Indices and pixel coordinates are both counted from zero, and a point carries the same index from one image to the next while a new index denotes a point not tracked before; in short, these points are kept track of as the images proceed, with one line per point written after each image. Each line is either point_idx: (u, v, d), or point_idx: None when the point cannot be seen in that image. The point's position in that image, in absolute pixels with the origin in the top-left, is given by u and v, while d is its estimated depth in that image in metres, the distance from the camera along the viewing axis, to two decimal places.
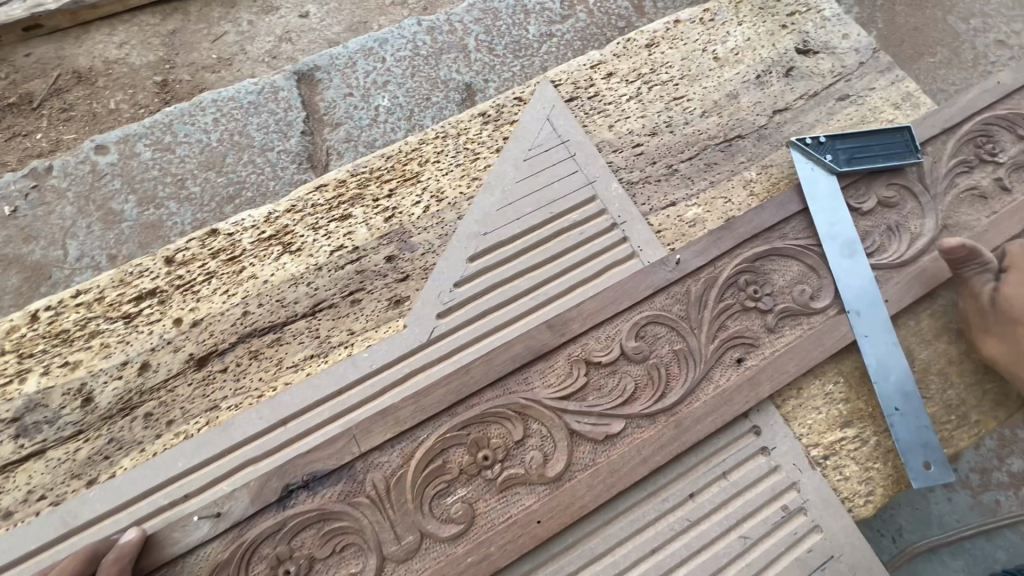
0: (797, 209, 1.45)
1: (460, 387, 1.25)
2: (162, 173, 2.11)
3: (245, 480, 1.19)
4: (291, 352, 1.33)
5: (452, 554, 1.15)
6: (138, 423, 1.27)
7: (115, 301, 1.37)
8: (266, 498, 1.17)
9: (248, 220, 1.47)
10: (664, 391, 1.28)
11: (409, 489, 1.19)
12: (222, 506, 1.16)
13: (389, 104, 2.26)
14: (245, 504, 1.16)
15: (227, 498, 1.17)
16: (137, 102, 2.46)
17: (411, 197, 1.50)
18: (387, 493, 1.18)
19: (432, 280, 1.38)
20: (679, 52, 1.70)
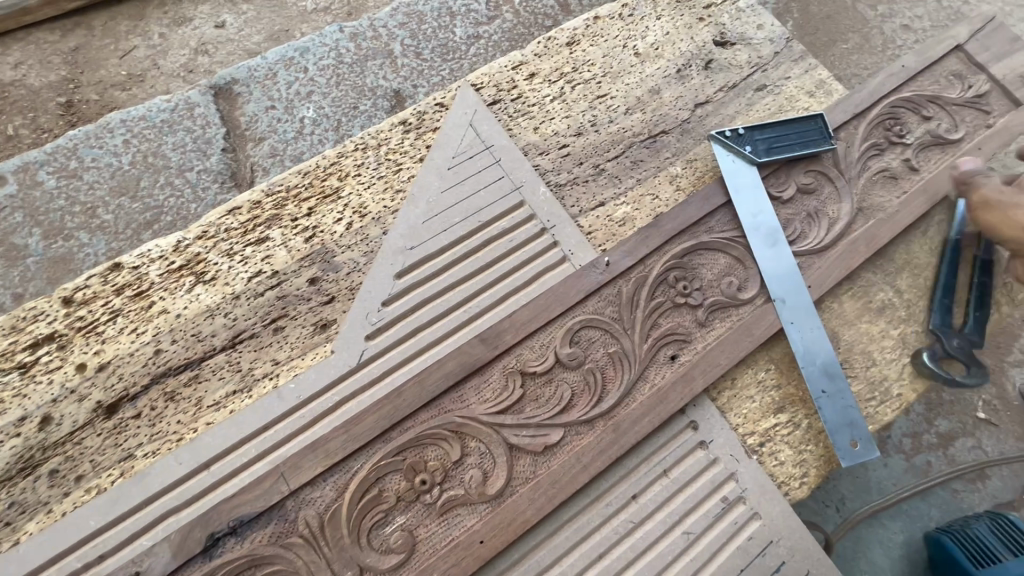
0: (721, 202, 1.46)
1: (391, 411, 1.21)
2: (69, 202, 1.96)
3: (165, 533, 1.12)
4: (211, 390, 1.25)
5: None
6: (42, 483, 1.16)
7: (8, 351, 1.25)
8: (190, 550, 1.10)
9: (155, 250, 1.37)
10: (601, 396, 1.27)
11: (344, 525, 1.14)
12: (142, 565, 1.09)
13: (314, 116, 2.18)
14: (168, 559, 1.10)
15: (147, 555, 1.10)
16: (38, 126, 2.28)
17: (333, 215, 1.43)
18: (321, 531, 1.14)
19: (358, 301, 1.32)
20: (600, 49, 1.68)
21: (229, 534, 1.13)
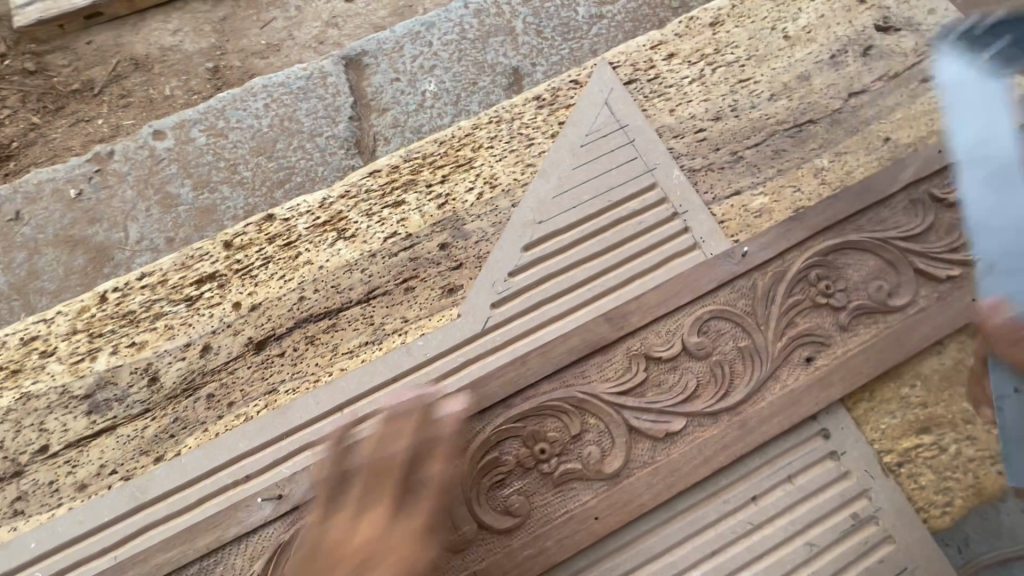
0: (873, 201, 1.39)
1: (515, 379, 1.26)
2: (216, 158, 2.16)
3: (305, 464, 1.22)
4: (346, 338, 1.34)
5: (508, 547, 1.17)
6: (201, 404, 1.30)
7: (177, 284, 1.40)
8: None
9: (304, 205, 1.48)
10: (726, 390, 1.25)
11: (465, 482, 1.20)
12: (283, 490, 1.21)
13: (435, 89, 2.25)
14: (305, 488, 1.21)
15: (288, 482, 1.21)
16: (191, 89, 2.54)
17: (465, 184, 1.47)
18: (442, 484, 1.21)
19: (485, 270, 1.36)
20: (746, 31, 1.59)
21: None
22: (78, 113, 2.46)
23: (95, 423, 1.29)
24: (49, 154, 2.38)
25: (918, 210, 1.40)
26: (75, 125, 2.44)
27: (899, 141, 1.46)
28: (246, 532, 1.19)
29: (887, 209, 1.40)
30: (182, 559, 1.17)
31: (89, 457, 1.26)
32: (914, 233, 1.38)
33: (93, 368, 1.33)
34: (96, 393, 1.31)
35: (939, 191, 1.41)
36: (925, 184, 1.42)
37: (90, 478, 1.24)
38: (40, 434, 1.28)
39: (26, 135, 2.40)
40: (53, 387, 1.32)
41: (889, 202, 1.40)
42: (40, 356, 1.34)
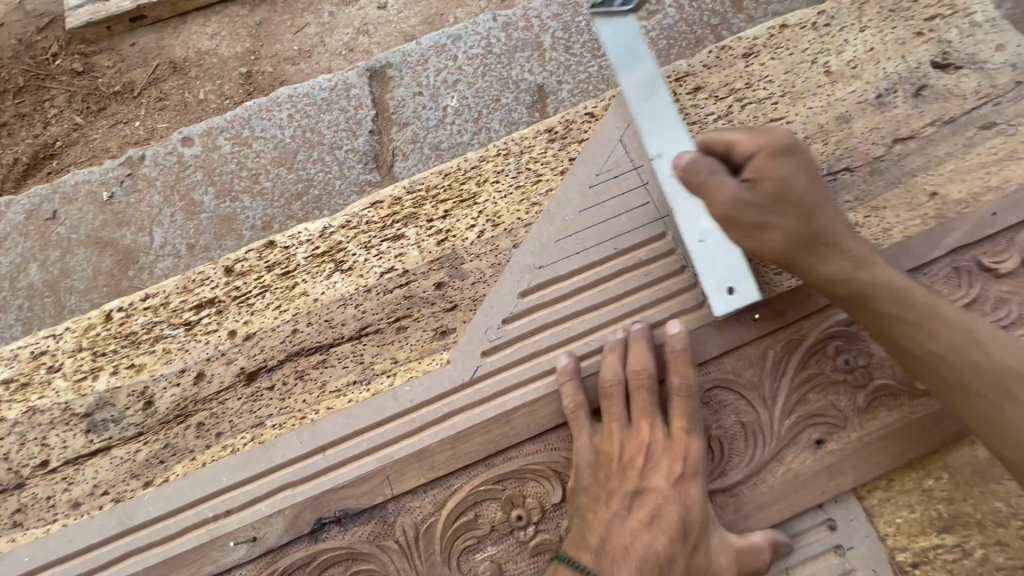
0: (909, 266, 1.25)
1: (498, 438, 1.22)
2: (238, 167, 2.18)
3: (282, 505, 1.22)
4: (334, 376, 1.32)
5: None
6: (191, 432, 1.31)
7: (178, 308, 1.42)
8: (299, 529, 1.21)
9: (304, 234, 1.47)
10: (721, 469, 1.20)
11: (437, 542, 1.20)
12: (258, 532, 1.21)
13: (457, 105, 2.20)
14: (279, 533, 1.21)
15: (263, 523, 1.21)
16: (223, 93, 2.57)
17: (466, 220, 1.42)
18: (415, 541, 1.21)
19: (478, 315, 1.30)
20: (782, 64, 1.46)
21: (334, 526, 1.22)
22: (117, 115, 2.53)
23: (92, 442, 1.33)
24: (88, 154, 2.46)
25: (963, 280, 1.25)
26: (114, 125, 2.51)
27: (949, 195, 1.30)
28: (222, 570, 1.21)
29: (926, 275, 1.26)
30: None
31: (84, 476, 1.30)
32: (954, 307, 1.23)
33: (94, 387, 1.36)
34: (95, 412, 1.34)
35: (988, 259, 1.25)
36: (975, 250, 1.26)
37: (83, 497, 1.28)
38: (42, 449, 1.33)
39: (69, 134, 2.49)
40: (57, 403, 1.36)
41: (928, 268, 1.26)
42: (48, 371, 1.39)
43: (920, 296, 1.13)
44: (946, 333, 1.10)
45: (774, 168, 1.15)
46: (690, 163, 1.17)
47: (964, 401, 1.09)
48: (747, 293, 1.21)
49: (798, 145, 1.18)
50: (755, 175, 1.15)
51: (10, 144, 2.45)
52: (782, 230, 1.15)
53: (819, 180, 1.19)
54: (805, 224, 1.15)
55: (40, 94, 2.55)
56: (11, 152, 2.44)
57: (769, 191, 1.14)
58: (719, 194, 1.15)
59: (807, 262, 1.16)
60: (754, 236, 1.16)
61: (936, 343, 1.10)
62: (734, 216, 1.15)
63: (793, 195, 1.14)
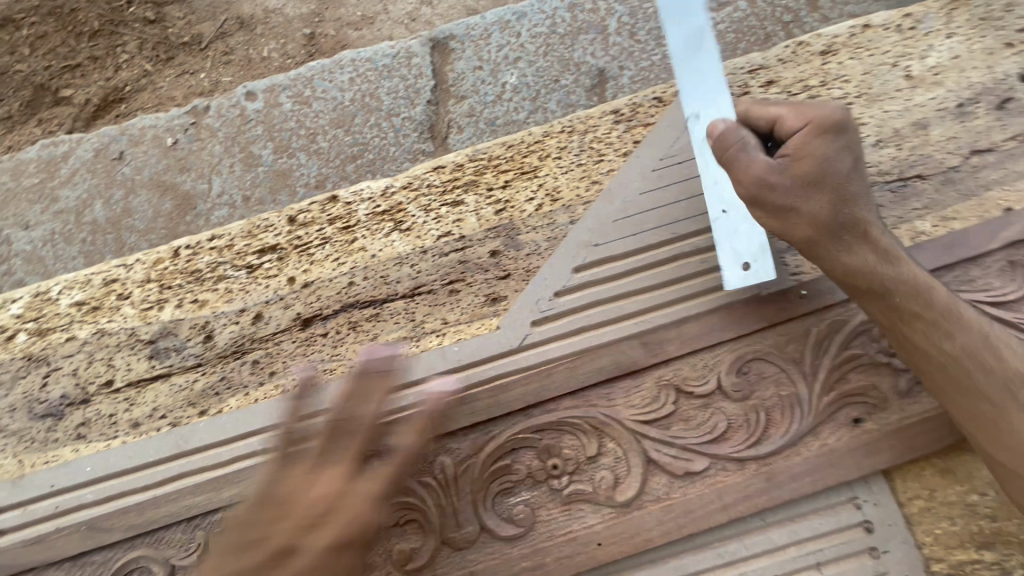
0: (966, 253, 1.25)
1: (538, 389, 1.23)
2: (297, 126, 2.24)
3: (326, 439, 1.27)
4: (386, 330, 1.37)
5: (507, 554, 1.16)
6: (246, 368, 1.38)
7: (242, 251, 1.47)
8: None
9: (367, 191, 1.50)
10: (759, 438, 1.15)
11: (475, 482, 1.20)
12: None
13: (516, 82, 2.21)
14: None
15: None
16: (286, 53, 2.63)
17: (526, 192, 1.44)
18: (453, 480, 1.20)
19: (531, 286, 1.32)
20: (862, 64, 1.43)
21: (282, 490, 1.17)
22: (184, 65, 2.61)
23: (154, 367, 1.40)
24: (155, 101, 2.54)
25: (1018, 273, 1.24)
26: (180, 75, 2.59)
27: None
28: None
29: (978, 267, 1.26)
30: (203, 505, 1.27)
31: (145, 398, 1.38)
32: (1007, 298, 1.23)
33: (159, 316, 1.43)
34: (158, 340, 1.42)
35: None
36: None
37: (143, 418, 1.36)
38: (107, 369, 1.41)
39: (138, 80, 2.57)
40: (124, 328, 1.43)
41: (983, 259, 1.26)
42: (117, 298, 1.46)
43: (968, 317, 1.10)
44: (996, 364, 1.06)
45: (812, 147, 1.13)
46: (725, 129, 1.18)
47: (993, 432, 1.06)
48: (763, 271, 1.21)
49: (846, 121, 1.14)
50: (793, 152, 1.13)
51: (82, 84, 2.55)
52: (811, 216, 1.13)
53: (860, 164, 1.15)
54: (841, 212, 1.13)
55: (114, 39, 2.61)
56: (83, 92, 2.54)
57: (805, 171, 1.13)
58: (746, 170, 1.15)
59: (832, 251, 1.15)
60: (778, 217, 1.15)
61: (977, 372, 1.06)
62: (760, 196, 1.15)
63: (829, 180, 1.12)
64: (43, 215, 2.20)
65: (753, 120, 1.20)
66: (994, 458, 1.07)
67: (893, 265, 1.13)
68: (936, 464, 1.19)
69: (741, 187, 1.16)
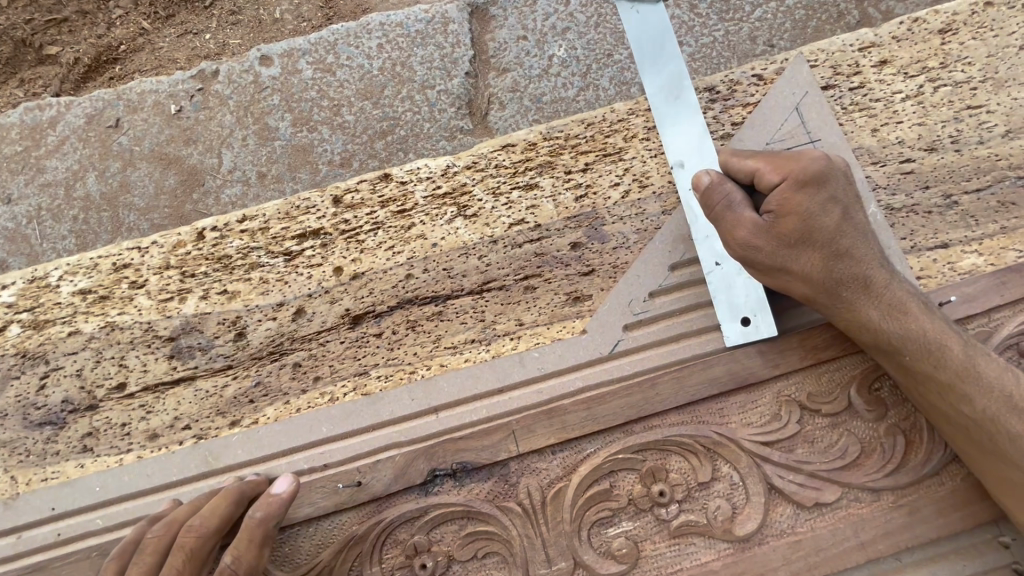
0: None
1: (641, 403, 1.06)
2: (319, 96, 2.01)
3: (390, 452, 1.09)
4: (451, 331, 1.19)
5: None
6: (286, 372, 1.18)
7: (279, 235, 1.27)
8: (409, 479, 1.07)
9: (424, 169, 1.30)
10: (896, 465, 1.01)
11: (567, 509, 1.04)
12: (364, 476, 1.07)
13: (564, 56, 2.01)
14: (388, 479, 1.07)
15: (371, 468, 1.08)
16: (301, 15, 2.38)
17: (610, 176, 1.26)
18: (541, 507, 1.05)
19: (622, 284, 1.16)
20: (986, 46, 1.29)
21: (212, 542, 1.02)
22: (186, 24, 2.34)
23: (175, 369, 1.19)
24: (154, 64, 2.27)
25: None
26: (182, 35, 2.32)
27: None
28: (319, 516, 1.07)
29: None
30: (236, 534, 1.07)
31: (164, 406, 1.18)
32: None
33: (181, 310, 1.22)
34: (180, 337, 1.21)
35: None
36: None
37: (162, 429, 1.16)
38: (119, 371, 1.20)
39: (134, 39, 2.30)
40: (138, 322, 1.22)
41: None
42: (130, 287, 1.24)
43: (988, 376, 0.94)
44: (1020, 428, 0.90)
45: (797, 201, 1.02)
46: (711, 184, 1.07)
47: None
48: (763, 326, 1.08)
49: (828, 172, 1.03)
50: (777, 209, 1.02)
51: (69, 42, 2.27)
52: (803, 277, 1.02)
53: (852, 215, 1.03)
54: (833, 271, 1.01)
55: None
56: (71, 50, 2.26)
57: (789, 229, 1.01)
58: (733, 230, 1.04)
59: (831, 310, 1.03)
60: (773, 275, 1.04)
61: (1004, 438, 0.91)
62: (748, 257, 1.05)
63: (820, 236, 1.01)
64: (27, 188, 1.94)
65: (734, 168, 1.09)
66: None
67: (900, 319, 0.98)
68: None
69: (728, 248, 1.06)
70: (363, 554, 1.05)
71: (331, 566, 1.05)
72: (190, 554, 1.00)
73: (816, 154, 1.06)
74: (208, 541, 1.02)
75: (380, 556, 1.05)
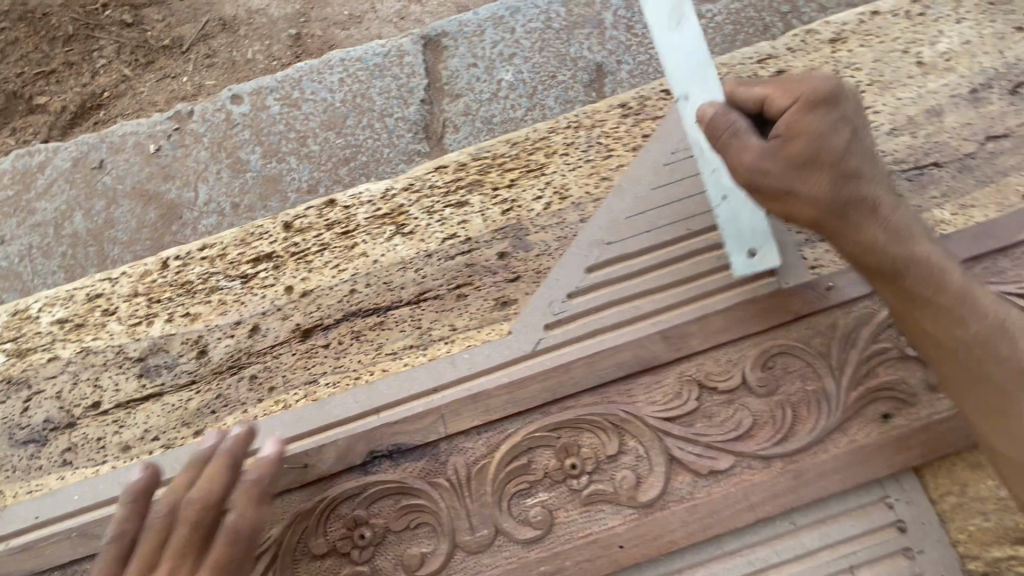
0: (993, 246, 1.21)
1: (556, 386, 1.17)
2: (287, 129, 2.15)
3: (332, 438, 1.19)
4: (392, 339, 1.30)
5: (524, 558, 1.09)
6: (244, 384, 1.30)
7: (236, 260, 1.40)
8: (351, 460, 1.17)
9: (365, 194, 1.44)
10: (785, 435, 1.12)
11: (489, 482, 1.13)
12: (310, 460, 1.18)
13: (512, 79, 2.14)
14: (330, 461, 1.18)
15: (315, 452, 1.18)
16: (272, 54, 2.54)
17: (533, 191, 1.38)
18: (467, 481, 1.13)
19: (542, 288, 1.27)
20: (872, 52, 1.40)
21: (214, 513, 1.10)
22: (164, 69, 2.51)
23: (144, 387, 1.32)
24: (135, 107, 2.44)
25: None
26: (161, 79, 2.49)
27: None
28: (269, 495, 1.18)
29: (1007, 258, 1.21)
30: None
31: (135, 419, 1.30)
32: None
33: (148, 333, 1.35)
34: (148, 357, 1.34)
35: None
36: None
37: (133, 441, 1.28)
38: (94, 391, 1.32)
39: (117, 86, 2.47)
40: (111, 346, 1.35)
41: (1012, 251, 1.21)
42: (103, 314, 1.38)
43: (985, 303, 1.05)
44: (1009, 351, 1.01)
45: (804, 126, 1.09)
46: (715, 117, 1.14)
47: (1006, 428, 1.00)
48: (769, 259, 1.18)
49: (837, 93, 1.11)
50: (786, 133, 1.09)
51: (57, 91, 2.45)
52: (809, 199, 1.09)
53: (862, 137, 1.10)
54: (841, 194, 1.09)
55: (90, 44, 2.53)
56: (58, 99, 2.43)
57: (796, 151, 1.08)
58: (739, 155, 1.11)
59: (834, 230, 1.11)
60: (779, 200, 1.12)
61: (989, 359, 1.02)
62: (753, 183, 1.12)
63: (830, 156, 1.08)
64: (19, 229, 2.09)
65: (741, 97, 1.16)
66: (996, 448, 1.02)
67: (905, 244, 1.08)
68: (965, 458, 1.15)
69: (735, 176, 1.13)
70: (309, 528, 1.15)
71: (280, 540, 1.15)
72: (197, 523, 1.08)
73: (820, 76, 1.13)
74: (208, 511, 1.09)
75: (325, 529, 1.15)
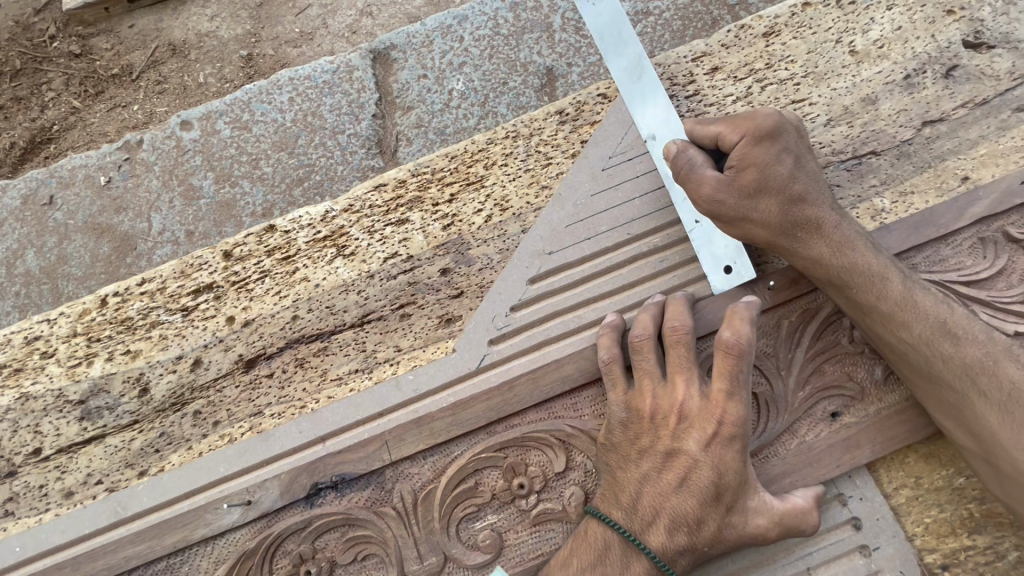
0: (933, 234, 1.21)
1: (501, 405, 1.17)
2: (238, 152, 2.09)
3: (275, 472, 1.18)
4: (336, 364, 1.27)
5: None
6: (187, 421, 1.27)
7: (175, 293, 1.37)
8: (295, 493, 1.17)
9: (305, 217, 1.41)
10: None
11: (436, 508, 1.15)
12: (253, 495, 1.17)
13: (463, 88, 2.11)
14: (275, 496, 1.17)
15: (258, 487, 1.17)
16: (224, 77, 2.51)
17: (473, 204, 1.36)
18: (413, 508, 1.15)
19: (485, 302, 1.24)
20: (805, 43, 1.39)
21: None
22: (114, 98, 2.47)
23: (86, 429, 1.28)
24: (86, 139, 2.40)
25: (987, 250, 1.20)
26: (112, 109, 2.45)
27: (982, 181, 1.24)
28: (215, 534, 1.17)
29: (947, 246, 1.21)
30: (151, 553, 1.17)
31: (77, 464, 1.26)
32: (979, 277, 1.18)
33: (89, 373, 1.32)
34: (89, 399, 1.30)
35: (1014, 229, 1.21)
36: (1000, 219, 1.22)
37: (76, 487, 1.25)
38: (34, 437, 1.29)
39: (67, 118, 2.42)
40: (50, 390, 1.31)
41: (951, 238, 1.22)
42: (41, 357, 1.34)
43: (926, 306, 1.07)
44: (952, 349, 1.04)
45: (754, 156, 1.11)
46: (677, 153, 1.15)
47: (962, 420, 1.05)
48: (744, 270, 1.18)
49: (779, 125, 1.12)
50: (737, 164, 1.11)
51: (6, 128, 2.39)
52: (763, 222, 1.12)
53: (804, 162, 1.13)
54: (790, 215, 1.11)
55: (38, 76, 2.48)
56: (7, 135, 2.38)
57: (749, 181, 1.10)
58: (699, 189, 1.13)
59: (789, 250, 1.13)
60: (737, 225, 1.14)
61: (938, 361, 1.04)
62: (715, 211, 1.13)
63: (775, 184, 1.11)
64: None
65: (698, 135, 1.18)
66: (963, 442, 1.07)
67: (850, 257, 1.10)
68: (918, 450, 1.14)
69: (697, 208, 1.15)
70: (255, 567, 1.16)
71: None
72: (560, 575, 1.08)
73: (766, 109, 1.15)
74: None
75: (271, 565, 1.16)
